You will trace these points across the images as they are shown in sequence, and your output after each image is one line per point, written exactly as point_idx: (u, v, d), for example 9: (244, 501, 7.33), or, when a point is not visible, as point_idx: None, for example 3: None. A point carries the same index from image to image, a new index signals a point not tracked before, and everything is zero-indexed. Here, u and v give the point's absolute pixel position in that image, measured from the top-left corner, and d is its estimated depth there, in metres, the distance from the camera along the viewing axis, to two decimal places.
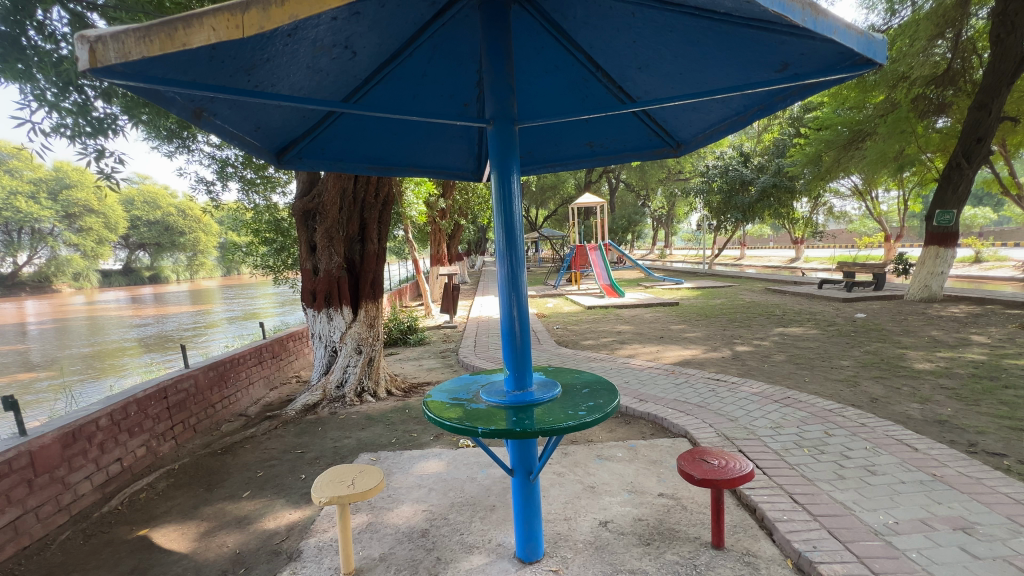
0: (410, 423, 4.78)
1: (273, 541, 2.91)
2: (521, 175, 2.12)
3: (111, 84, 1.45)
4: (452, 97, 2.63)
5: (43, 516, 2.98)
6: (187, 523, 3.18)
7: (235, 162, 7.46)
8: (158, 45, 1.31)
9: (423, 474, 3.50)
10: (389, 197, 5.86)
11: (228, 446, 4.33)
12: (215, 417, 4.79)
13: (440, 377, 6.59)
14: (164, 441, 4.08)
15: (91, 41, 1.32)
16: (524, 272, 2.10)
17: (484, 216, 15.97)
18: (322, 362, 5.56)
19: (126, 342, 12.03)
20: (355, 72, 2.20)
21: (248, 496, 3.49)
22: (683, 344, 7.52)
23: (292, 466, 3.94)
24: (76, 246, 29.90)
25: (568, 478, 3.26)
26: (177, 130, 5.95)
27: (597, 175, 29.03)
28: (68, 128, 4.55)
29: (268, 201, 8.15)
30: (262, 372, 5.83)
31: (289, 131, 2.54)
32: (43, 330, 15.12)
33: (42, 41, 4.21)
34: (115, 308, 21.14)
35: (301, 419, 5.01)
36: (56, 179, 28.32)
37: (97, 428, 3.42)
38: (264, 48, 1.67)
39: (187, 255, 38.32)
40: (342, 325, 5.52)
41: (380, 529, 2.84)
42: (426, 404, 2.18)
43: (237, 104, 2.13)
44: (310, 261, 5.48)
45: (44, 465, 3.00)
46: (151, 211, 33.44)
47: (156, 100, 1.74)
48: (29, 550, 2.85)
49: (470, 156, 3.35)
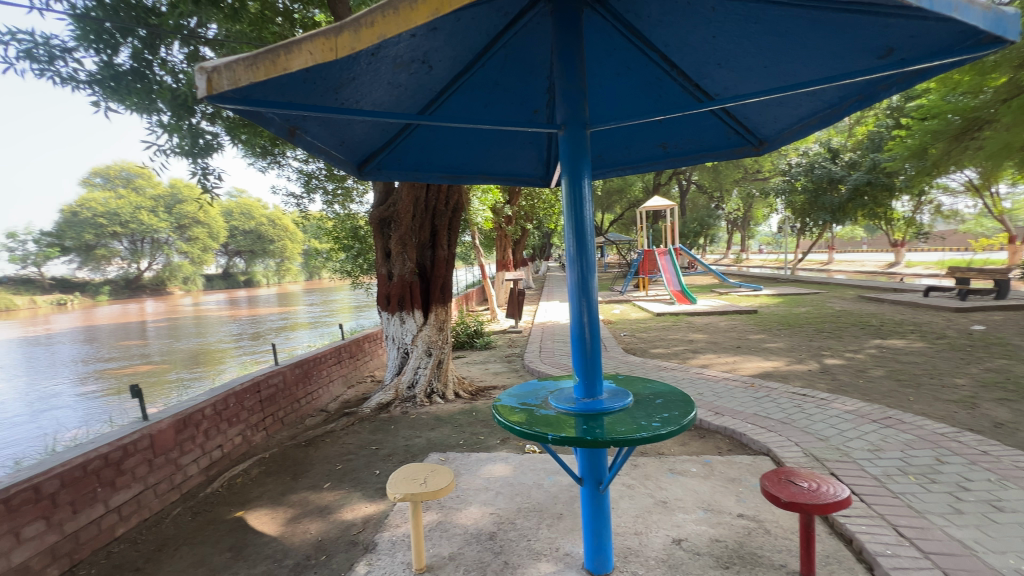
0: (477, 426, 4.87)
1: (351, 532, 3.07)
2: (593, 179, 2.08)
3: (222, 108, 1.63)
4: (522, 104, 2.66)
5: (159, 492, 3.37)
6: (277, 508, 3.45)
7: (318, 174, 8.06)
8: (264, 71, 1.44)
9: (490, 477, 3.54)
10: (459, 204, 5.99)
11: (311, 439, 4.64)
12: (300, 411, 5.16)
13: (505, 381, 6.65)
14: (257, 431, 4.45)
15: (208, 71, 1.48)
16: (595, 278, 2.07)
17: (550, 221, 15.95)
18: (394, 363, 5.80)
19: (224, 341, 13.34)
20: (431, 85, 2.30)
21: (328, 487, 3.72)
22: (763, 355, 7.02)
23: (368, 461, 4.15)
24: (186, 254, 33.72)
25: (638, 491, 3.15)
26: (269, 147, 6.51)
27: (666, 177, 28.02)
28: (183, 149, 5.15)
29: (346, 210, 8.71)
30: (341, 371, 6.21)
31: (370, 143, 2.70)
32: (158, 329, 17.16)
33: (163, 74, 4.81)
34: (215, 309, 23.55)
35: (375, 417, 5.26)
36: (171, 195, 32.21)
37: (203, 417, 3.82)
38: (351, 68, 1.79)
39: (276, 262, 41.81)
40: (413, 327, 5.75)
41: (449, 528, 2.91)
42: (496, 407, 2.20)
43: (326, 121, 2.30)
44: (385, 266, 5.78)
45: (161, 447, 3.40)
46: (247, 221, 36.95)
47: (256, 119, 1.92)
48: (148, 522, 3.22)
49: (540, 162, 3.37)
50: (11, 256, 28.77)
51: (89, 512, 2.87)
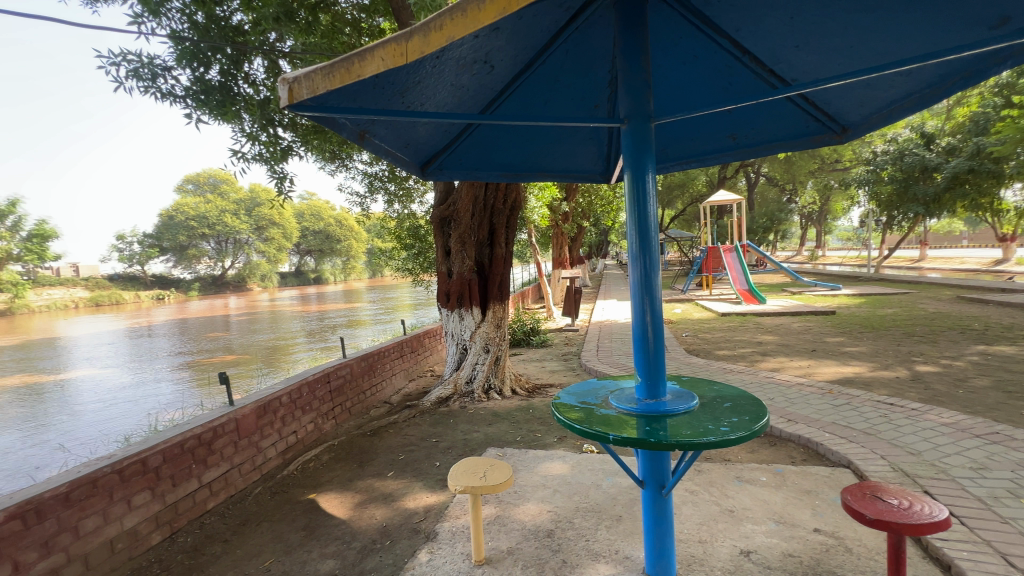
0: (534, 423, 4.88)
1: (413, 520, 3.19)
2: (657, 173, 2.02)
3: (301, 115, 1.75)
4: (582, 99, 2.63)
5: (243, 472, 3.67)
6: (345, 492, 3.65)
7: (381, 176, 8.43)
8: (339, 78, 1.52)
9: (548, 475, 3.54)
10: (516, 202, 6.05)
11: (376, 429, 4.86)
12: (366, 402, 5.43)
13: (562, 380, 6.61)
14: (327, 419, 4.73)
15: (289, 82, 1.59)
16: (658, 275, 2.01)
17: (607, 218, 15.65)
18: (453, 359, 5.93)
19: (297, 334, 14.30)
20: (492, 84, 2.33)
21: (392, 475, 3.89)
22: (842, 360, 6.50)
23: (429, 452, 4.29)
24: (264, 254, 36.45)
25: (702, 498, 3.03)
26: (337, 152, 6.91)
27: (732, 171, 26.62)
28: (264, 156, 5.56)
29: (407, 210, 9.03)
30: (403, 365, 6.45)
31: (433, 145, 2.79)
32: (241, 322, 18.73)
33: (247, 87, 5.21)
34: (289, 305, 25.30)
35: (435, 410, 5.42)
36: (250, 199, 34.92)
37: (280, 404, 4.11)
38: (417, 72, 1.85)
39: (343, 261, 44.16)
40: (471, 324, 5.86)
41: (507, 523, 2.94)
42: (555, 405, 2.18)
43: (393, 125, 2.39)
44: (445, 264, 5.92)
45: (245, 430, 3.71)
46: (317, 222, 39.32)
47: (330, 125, 2.04)
48: (233, 498, 3.52)
49: (600, 157, 3.32)
50: (120, 255, 32.39)
51: (186, 486, 3.19)
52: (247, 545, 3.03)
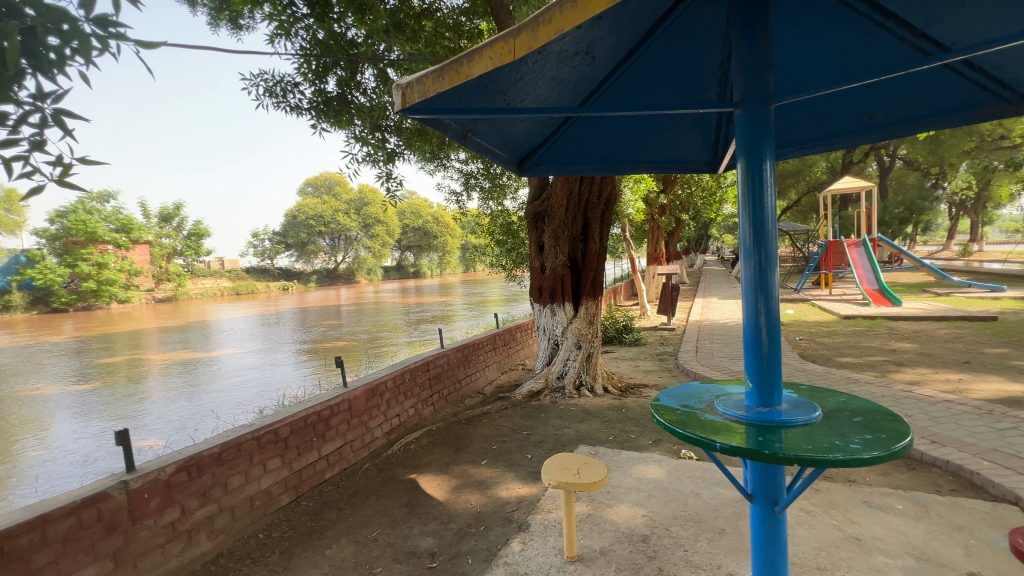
0: (627, 424, 4.74)
1: (506, 509, 3.27)
2: (776, 160, 1.84)
3: (411, 117, 1.85)
4: (687, 85, 2.47)
5: (355, 448, 4.03)
6: (442, 475, 3.85)
7: (476, 174, 8.71)
8: (448, 80, 1.60)
9: (643, 478, 3.43)
10: (611, 196, 5.90)
11: (470, 418, 5.05)
12: (461, 391, 5.67)
13: (657, 380, 6.34)
14: (426, 405, 5.02)
15: (403, 87, 1.69)
16: (775, 272, 1.83)
17: (709, 211, 14.64)
18: (544, 353, 5.97)
19: (398, 324, 15.39)
20: (592, 76, 2.29)
21: (486, 464, 4.02)
22: (1007, 376, 5.42)
23: (520, 445, 4.37)
24: (370, 249, 39.48)
25: (820, 520, 2.73)
26: (436, 152, 7.27)
27: (859, 154, 23.45)
28: (372, 158, 6.02)
29: (501, 207, 9.25)
30: (496, 357, 6.62)
31: (531, 140, 2.82)
32: (352, 312, 20.63)
33: (360, 96, 5.67)
34: (391, 297, 27.24)
35: (526, 403, 5.49)
36: (359, 199, 38.07)
37: (386, 388, 4.44)
38: (518, 69, 1.87)
39: (439, 256, 46.45)
40: (563, 319, 5.85)
41: (600, 523, 2.90)
42: (654, 406, 2.09)
43: (493, 123, 2.45)
44: (538, 259, 5.98)
45: (357, 410, 4.07)
46: (416, 220, 41.75)
47: (436, 126, 2.15)
48: (346, 471, 3.89)
49: (706, 145, 3.10)
50: (255, 250, 37.32)
51: (308, 456, 3.58)
52: (357, 514, 3.33)
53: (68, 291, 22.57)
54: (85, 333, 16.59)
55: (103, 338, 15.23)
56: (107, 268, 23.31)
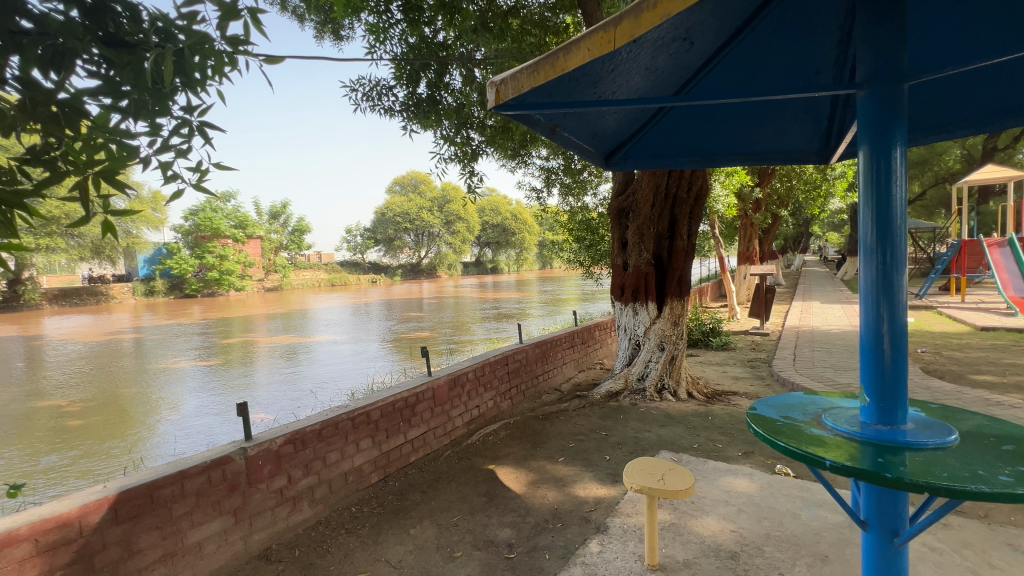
0: (714, 433, 4.47)
1: (583, 508, 3.24)
2: (909, 145, 1.61)
3: (503, 113, 1.88)
4: (797, 67, 2.25)
5: (437, 435, 4.20)
6: (520, 469, 3.90)
7: (557, 170, 8.66)
8: (543, 74, 1.61)
9: (732, 491, 3.21)
10: (702, 191, 5.60)
11: (548, 414, 5.06)
12: (539, 387, 5.70)
13: (748, 389, 5.91)
14: (505, 399, 5.10)
15: (497, 84, 1.72)
16: (903, 275, 1.62)
17: (812, 206, 13.33)
18: (625, 354, 5.81)
19: (476, 319, 15.79)
20: (688, 63, 2.18)
21: (563, 461, 4.01)
22: None
23: (598, 445, 4.30)
24: (451, 245, 40.96)
25: (948, 559, 2.38)
26: (518, 149, 7.33)
27: (1005, 139, 20.04)
28: (458, 156, 6.22)
29: (581, 203, 9.12)
30: (574, 355, 6.56)
31: (620, 133, 2.75)
32: (433, 305, 21.55)
33: (448, 97, 5.86)
34: (470, 292, 28.06)
35: (605, 403, 5.37)
36: (443, 197, 39.65)
37: (467, 379, 4.58)
38: (611, 60, 1.83)
39: (517, 253, 46.97)
40: (646, 319, 5.66)
41: (684, 533, 2.77)
42: (750, 416, 1.95)
43: (582, 117, 2.42)
44: (621, 257, 5.82)
45: (440, 399, 4.25)
46: (496, 216, 42.62)
47: (526, 122, 2.16)
48: (429, 456, 4.07)
49: (817, 132, 2.82)
50: (348, 245, 40.21)
51: (396, 439, 3.79)
52: (439, 498, 3.47)
53: (197, 279, 26.01)
54: (209, 316, 18.96)
55: (223, 322, 17.32)
56: (227, 259, 26.49)
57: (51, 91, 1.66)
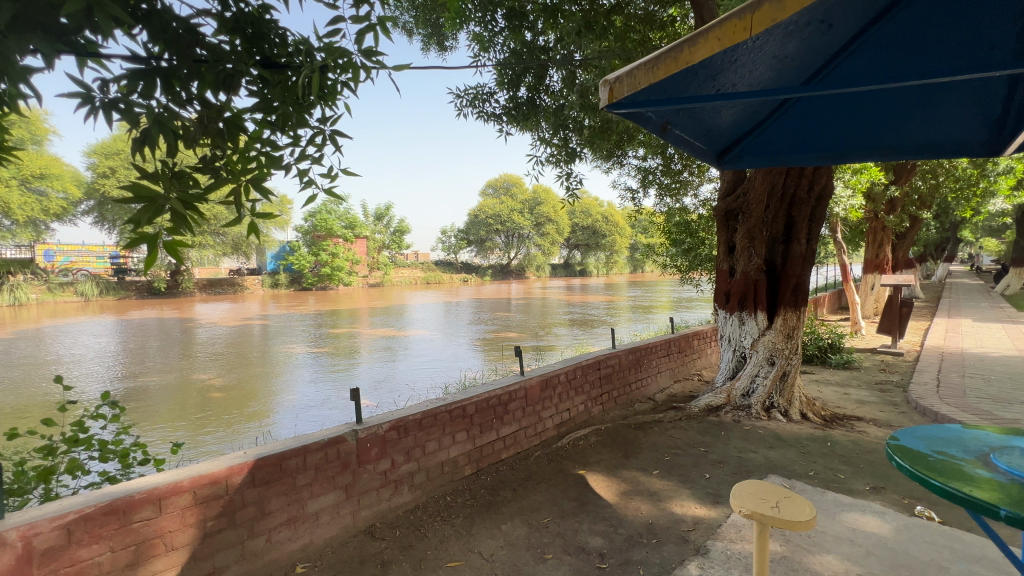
0: (834, 461, 3.99)
1: (681, 527, 3.06)
2: None
3: (614, 112, 1.85)
4: (964, 47, 1.92)
5: (527, 434, 4.24)
6: (612, 477, 3.79)
7: (655, 170, 8.25)
8: (663, 69, 1.58)
9: (858, 530, 2.84)
10: (825, 191, 5.07)
11: (640, 423, 4.87)
12: (632, 395, 5.51)
13: (877, 415, 5.20)
14: (596, 404, 5.00)
15: (611, 83, 1.70)
16: None
17: (963, 206, 11.39)
18: (728, 366, 5.42)
19: (563, 322, 15.68)
20: (823, 49, 1.97)
21: (658, 474, 3.83)
22: None
23: (697, 461, 4.04)
24: (540, 247, 41.23)
25: None
26: (614, 149, 7.14)
27: None
28: (555, 158, 6.23)
29: (680, 204, 8.64)
30: (669, 364, 6.25)
31: (735, 129, 2.57)
32: (521, 306, 21.84)
33: (548, 99, 5.90)
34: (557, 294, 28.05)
35: (704, 418, 5.04)
36: (534, 199, 40.07)
37: (559, 381, 4.57)
38: (735, 52, 1.73)
39: (606, 255, 45.98)
40: (754, 330, 5.23)
41: (798, 569, 2.50)
42: (893, 448, 1.70)
43: (696, 113, 2.30)
44: (727, 262, 5.42)
45: (532, 399, 4.28)
46: (586, 219, 42.18)
47: (637, 120, 2.10)
48: (519, 455, 4.11)
49: (985, 121, 2.39)
50: (442, 245, 42.12)
51: (488, 435, 3.89)
52: (530, 498, 3.50)
53: (313, 274, 28.98)
54: (322, 308, 21.00)
55: (332, 314, 19.04)
56: (338, 257, 29.17)
57: (220, 109, 1.95)
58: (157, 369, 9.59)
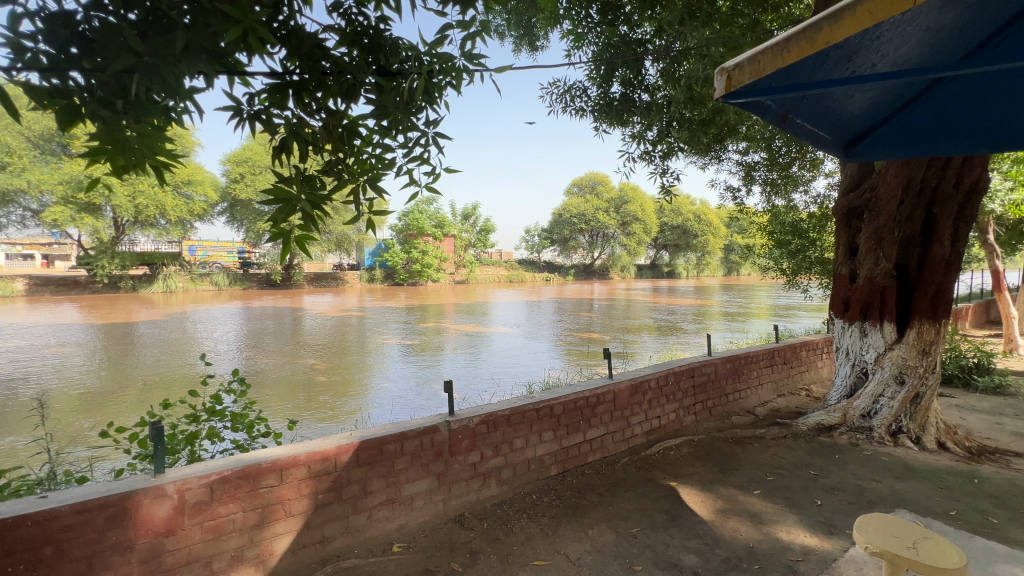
0: (983, 502, 3.40)
1: (787, 556, 2.80)
2: None
3: (729, 102, 1.72)
4: None
5: (615, 440, 4.12)
6: (706, 493, 3.57)
7: (760, 165, 7.58)
8: (796, 52, 1.44)
9: None
10: (977, 186, 4.34)
11: (739, 438, 4.53)
12: (728, 407, 5.14)
13: None
14: (688, 413, 4.73)
15: (729, 71, 1.59)
16: None
17: None
18: (844, 383, 4.87)
19: (648, 325, 15.09)
20: (992, 16, 1.68)
21: (759, 495, 3.53)
22: None
23: (805, 485, 3.66)
24: (626, 246, 40.08)
25: None
26: (713, 145, 6.68)
27: None
28: (649, 154, 5.98)
29: (787, 202, 7.87)
30: (772, 376, 5.74)
31: (866, 115, 2.29)
32: (604, 307, 21.42)
33: (643, 92, 5.69)
34: (643, 296, 27.06)
35: (813, 438, 4.56)
36: (620, 197, 38.89)
37: (649, 387, 4.38)
38: (877, 30, 1.54)
39: (697, 256, 43.50)
40: (879, 343, 4.63)
41: None
42: None
43: (822, 101, 2.08)
44: (847, 266, 4.88)
45: (620, 404, 4.15)
46: (676, 218, 40.13)
47: (753, 109, 1.94)
48: (606, 460, 4.01)
49: None
50: (526, 245, 42.50)
51: (574, 437, 3.84)
52: (617, 505, 3.40)
53: (405, 270, 30.74)
54: (412, 303, 22.25)
55: (421, 308, 20.07)
56: (428, 254, 30.68)
57: (340, 117, 2.12)
58: (273, 353, 10.76)
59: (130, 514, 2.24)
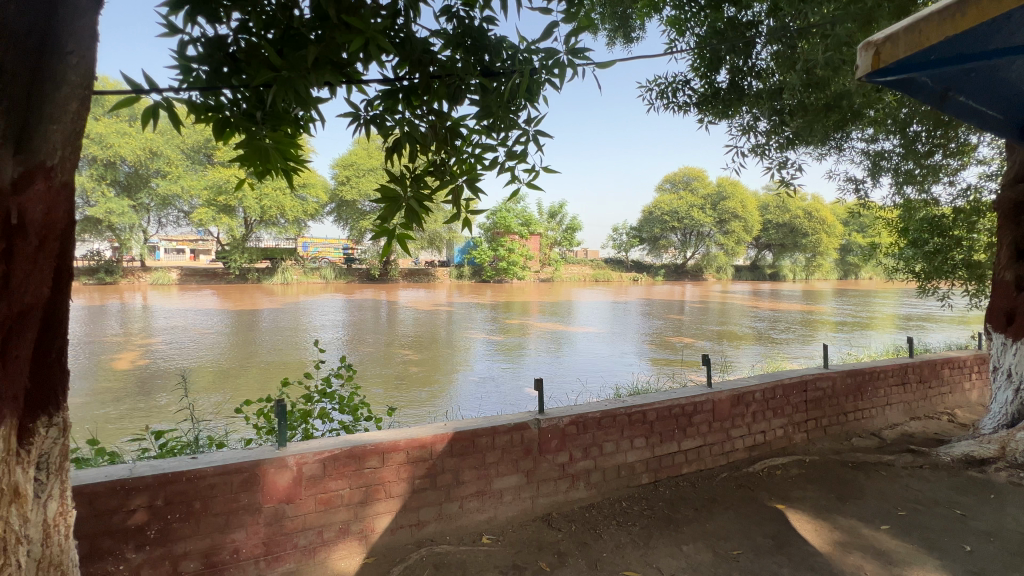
0: None
1: None
2: None
3: (876, 82, 1.54)
4: None
5: (713, 453, 3.85)
6: (821, 521, 3.20)
7: (891, 153, 6.61)
8: (970, 18, 1.25)
9: None
10: None
11: (861, 464, 4.00)
12: (847, 427, 4.56)
13: None
14: (799, 430, 4.29)
15: (878, 45, 1.43)
16: None
17: None
18: (1004, 411, 4.16)
19: (748, 331, 13.92)
20: None
21: (889, 531, 3.08)
22: None
23: (948, 526, 3.14)
24: (723, 246, 37.38)
25: None
26: (834, 133, 5.94)
27: None
28: (762, 148, 5.48)
29: (927, 195, 6.77)
30: (904, 397, 4.99)
31: None
32: (697, 310, 20.14)
33: (754, 80, 5.20)
34: (741, 299, 25.08)
35: (959, 471, 3.90)
36: (718, 193, 36.21)
37: (753, 399, 4.04)
38: None
39: (806, 257, 39.32)
40: None
41: None
42: None
43: (999, 77, 1.75)
44: (1012, 270, 4.22)
45: (720, 415, 3.88)
46: (782, 215, 36.47)
47: (903, 88, 1.71)
48: (703, 473, 3.76)
49: None
50: (613, 243, 41.36)
51: (667, 446, 3.65)
52: (716, 523, 3.17)
53: (492, 268, 31.48)
54: (498, 300, 22.69)
55: (506, 305, 20.40)
56: (514, 252, 31.09)
57: (445, 118, 2.20)
58: (372, 344, 11.55)
59: (259, 481, 2.53)
